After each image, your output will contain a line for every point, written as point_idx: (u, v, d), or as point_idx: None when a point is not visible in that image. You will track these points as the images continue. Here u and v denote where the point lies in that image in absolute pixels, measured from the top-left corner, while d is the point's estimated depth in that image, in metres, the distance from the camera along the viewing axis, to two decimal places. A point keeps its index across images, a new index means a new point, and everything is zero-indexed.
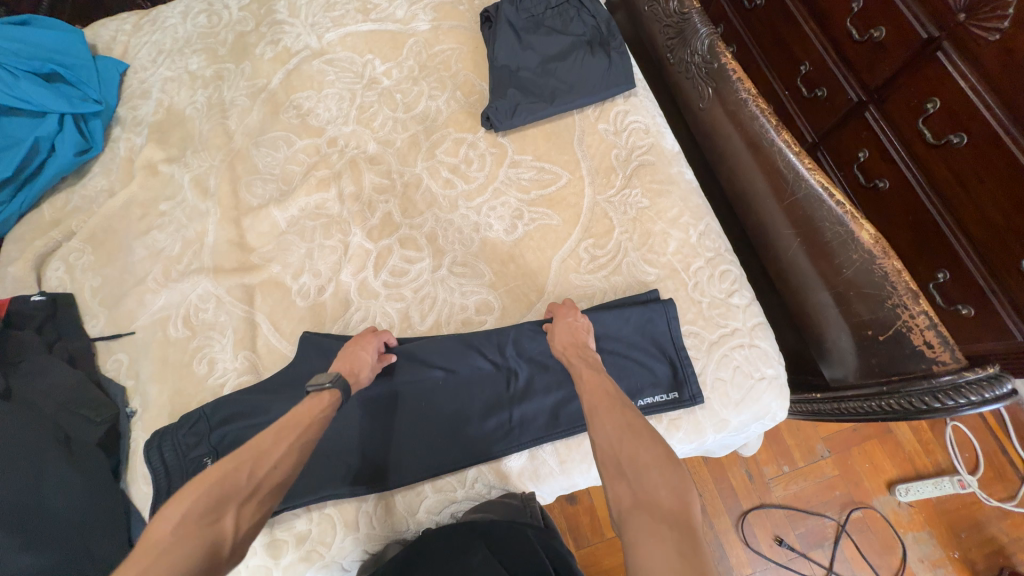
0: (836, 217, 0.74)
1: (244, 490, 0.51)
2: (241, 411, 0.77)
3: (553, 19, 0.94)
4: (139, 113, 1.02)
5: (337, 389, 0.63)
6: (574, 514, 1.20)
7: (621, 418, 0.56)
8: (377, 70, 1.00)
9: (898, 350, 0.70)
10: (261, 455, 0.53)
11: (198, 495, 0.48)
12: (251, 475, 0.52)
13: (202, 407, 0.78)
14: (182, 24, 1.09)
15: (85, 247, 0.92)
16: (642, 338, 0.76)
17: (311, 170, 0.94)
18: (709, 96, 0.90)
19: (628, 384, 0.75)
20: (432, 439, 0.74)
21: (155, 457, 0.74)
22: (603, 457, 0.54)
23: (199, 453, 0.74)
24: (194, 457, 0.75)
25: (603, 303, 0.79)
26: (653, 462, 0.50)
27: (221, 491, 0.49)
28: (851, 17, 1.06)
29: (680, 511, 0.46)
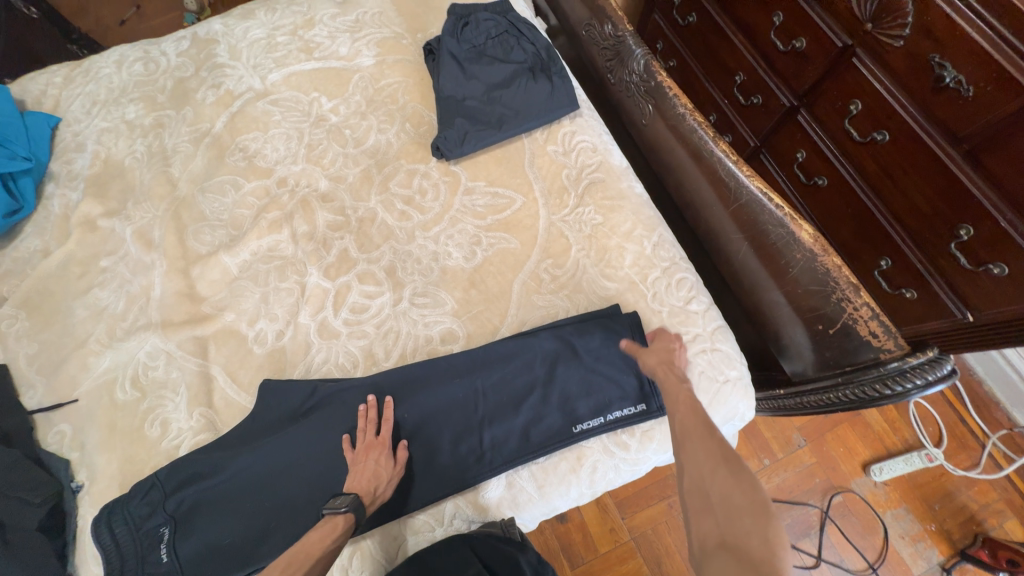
0: (777, 220, 0.77)
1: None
2: (201, 471, 0.73)
3: (494, 48, 0.96)
4: (74, 167, 0.97)
5: (349, 514, 0.63)
6: (565, 532, 1.19)
7: (715, 449, 0.56)
8: (324, 107, 1.00)
9: (848, 342, 0.73)
10: None
11: None
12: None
13: (155, 474, 0.73)
14: (116, 73, 1.06)
15: (19, 313, 0.86)
16: (607, 352, 0.76)
17: (261, 213, 0.91)
18: (649, 112, 0.94)
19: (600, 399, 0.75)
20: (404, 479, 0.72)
21: (104, 533, 0.69)
22: (690, 492, 0.54)
23: (155, 523, 0.70)
24: (150, 528, 0.70)
25: (569, 320, 0.79)
26: (746, 508, 0.49)
27: None
28: (774, 30, 1.13)
29: (771, 563, 0.45)
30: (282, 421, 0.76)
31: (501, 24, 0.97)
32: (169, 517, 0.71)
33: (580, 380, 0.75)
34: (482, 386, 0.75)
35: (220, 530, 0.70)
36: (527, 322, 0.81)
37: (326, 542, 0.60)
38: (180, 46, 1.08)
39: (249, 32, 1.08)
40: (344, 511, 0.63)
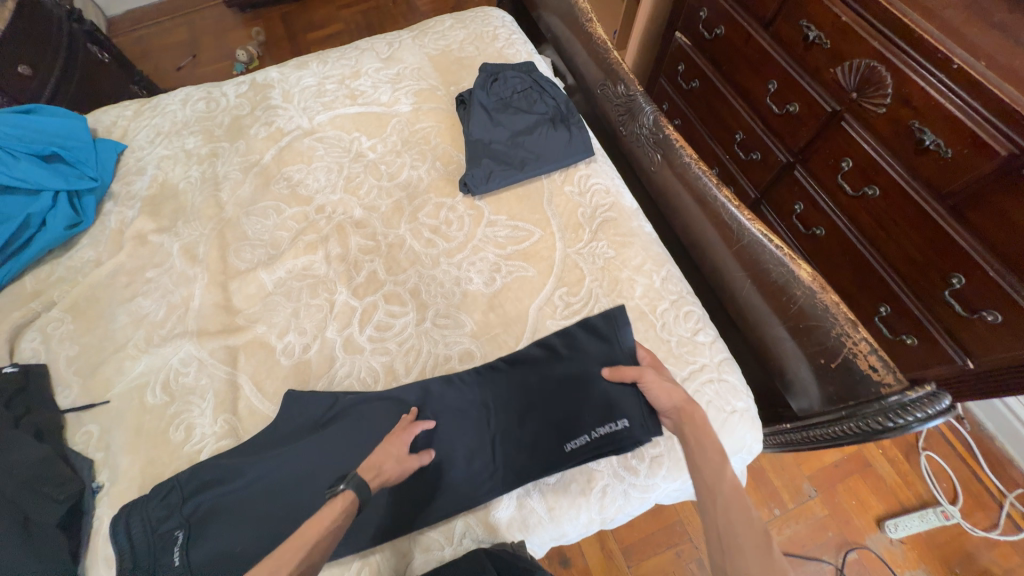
0: (778, 259, 0.83)
1: None
2: (218, 476, 0.75)
3: (519, 100, 1.07)
4: (133, 188, 1.07)
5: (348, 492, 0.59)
6: None
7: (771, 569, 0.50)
8: (363, 145, 1.10)
9: (850, 376, 0.76)
10: None
11: None
12: None
13: (176, 476, 0.75)
14: (181, 109, 1.19)
15: (66, 316, 0.92)
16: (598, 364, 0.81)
17: (300, 235, 0.99)
18: (658, 160, 1.03)
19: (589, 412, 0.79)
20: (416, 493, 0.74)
21: (121, 530, 0.70)
22: None
23: (171, 526, 0.71)
24: (166, 530, 0.71)
25: (557, 334, 0.84)
26: None
27: None
28: (770, 96, 1.25)
29: None
30: (299, 432, 0.78)
31: (527, 79, 1.09)
32: (184, 521, 0.72)
33: (574, 396, 0.79)
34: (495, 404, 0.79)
35: (233, 535, 0.71)
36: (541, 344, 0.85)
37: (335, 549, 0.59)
38: (240, 88, 1.22)
39: (302, 80, 1.21)
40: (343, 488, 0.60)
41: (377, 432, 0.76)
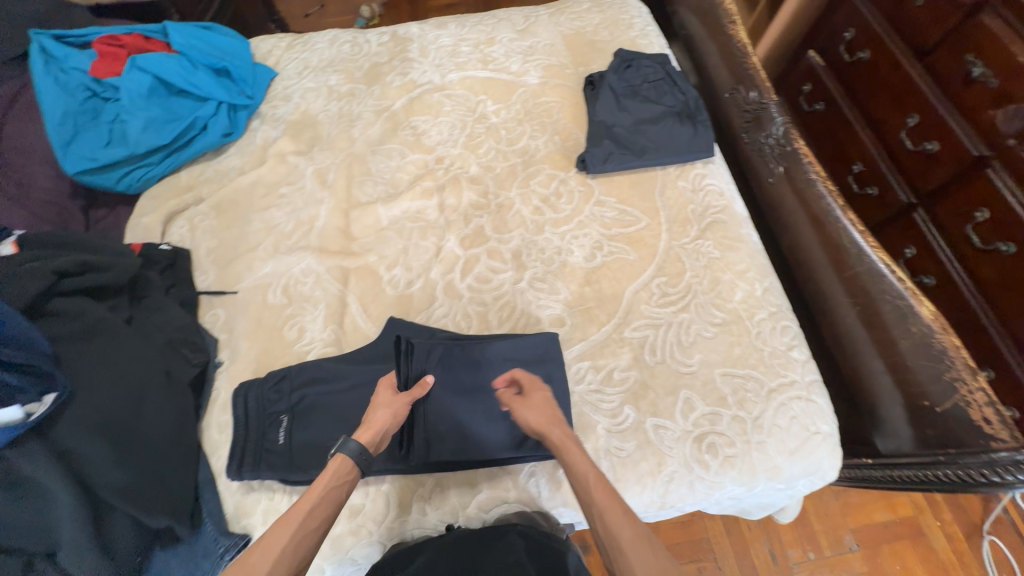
0: (897, 292, 0.80)
1: None
2: (321, 376, 0.82)
3: (648, 90, 1.08)
4: (278, 111, 1.17)
5: (342, 454, 0.65)
6: None
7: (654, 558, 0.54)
8: (487, 109, 1.15)
9: (957, 424, 0.72)
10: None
11: None
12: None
13: (286, 368, 0.83)
14: (328, 48, 1.28)
15: (210, 212, 1.03)
16: (486, 362, 0.82)
17: (418, 180, 1.06)
18: (778, 173, 1.01)
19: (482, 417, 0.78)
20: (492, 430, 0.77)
21: (240, 403, 0.80)
22: None
23: (277, 409, 0.79)
24: (272, 413, 0.80)
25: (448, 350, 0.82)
26: None
27: None
28: (906, 130, 1.19)
29: None
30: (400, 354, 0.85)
31: (659, 71, 1.10)
32: (289, 408, 0.80)
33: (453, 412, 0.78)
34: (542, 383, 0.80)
35: (326, 431, 0.78)
36: (631, 325, 0.87)
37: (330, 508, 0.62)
38: (382, 38, 1.30)
39: (439, 39, 1.28)
40: (337, 452, 0.66)
41: (468, 371, 0.81)
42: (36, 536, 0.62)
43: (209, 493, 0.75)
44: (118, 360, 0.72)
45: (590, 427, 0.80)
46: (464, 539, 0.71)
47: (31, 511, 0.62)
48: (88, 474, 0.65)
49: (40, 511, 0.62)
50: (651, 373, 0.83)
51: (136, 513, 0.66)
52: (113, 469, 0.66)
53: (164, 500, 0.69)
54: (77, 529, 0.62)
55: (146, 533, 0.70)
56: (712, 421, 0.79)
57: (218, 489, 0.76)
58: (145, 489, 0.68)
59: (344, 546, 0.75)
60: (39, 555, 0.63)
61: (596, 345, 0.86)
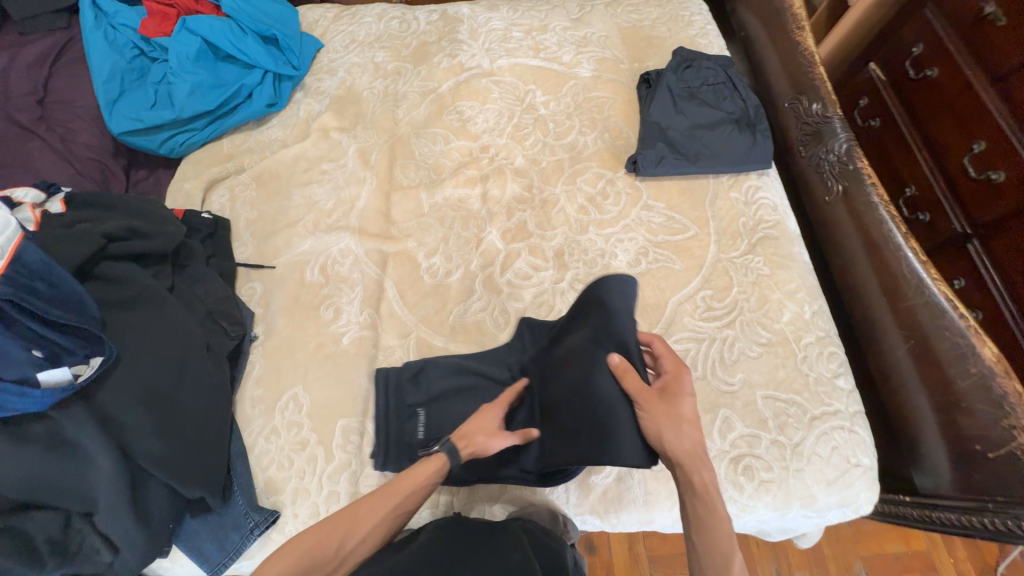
0: (957, 329, 0.76)
1: (327, 561, 0.57)
2: (454, 370, 0.80)
3: (707, 93, 1.04)
4: (323, 84, 1.14)
5: (442, 455, 0.65)
6: None
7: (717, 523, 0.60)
8: (536, 99, 1.12)
9: (1009, 473, 0.70)
10: (351, 526, 0.59)
11: (296, 556, 0.56)
12: (340, 546, 0.58)
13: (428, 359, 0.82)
14: (376, 23, 1.25)
15: (251, 184, 1.02)
16: (560, 358, 0.74)
17: (462, 167, 1.04)
18: (837, 192, 0.97)
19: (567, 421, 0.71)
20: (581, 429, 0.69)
21: (381, 390, 0.80)
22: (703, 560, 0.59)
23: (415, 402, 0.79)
24: (408, 404, 0.80)
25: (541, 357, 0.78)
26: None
27: (310, 560, 0.56)
28: (970, 156, 1.12)
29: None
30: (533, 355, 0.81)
31: (720, 74, 1.06)
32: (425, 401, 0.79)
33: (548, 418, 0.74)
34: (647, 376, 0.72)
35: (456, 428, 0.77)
36: (671, 336, 0.85)
37: (422, 480, 0.64)
38: (431, 16, 1.26)
39: (491, 22, 1.23)
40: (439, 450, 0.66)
41: (566, 363, 0.73)
42: (73, 496, 0.62)
43: (241, 466, 0.76)
44: (161, 330, 0.72)
45: None
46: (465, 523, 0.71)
47: (70, 473, 0.62)
48: (128, 440, 0.65)
49: (79, 473, 0.62)
50: (691, 388, 0.81)
51: (173, 482, 0.67)
52: (152, 438, 0.66)
53: (199, 473, 0.70)
54: (116, 494, 0.63)
55: (180, 501, 0.71)
56: (750, 443, 0.77)
57: (249, 464, 0.77)
58: (181, 459, 0.68)
59: None
60: (76, 514, 0.63)
61: None
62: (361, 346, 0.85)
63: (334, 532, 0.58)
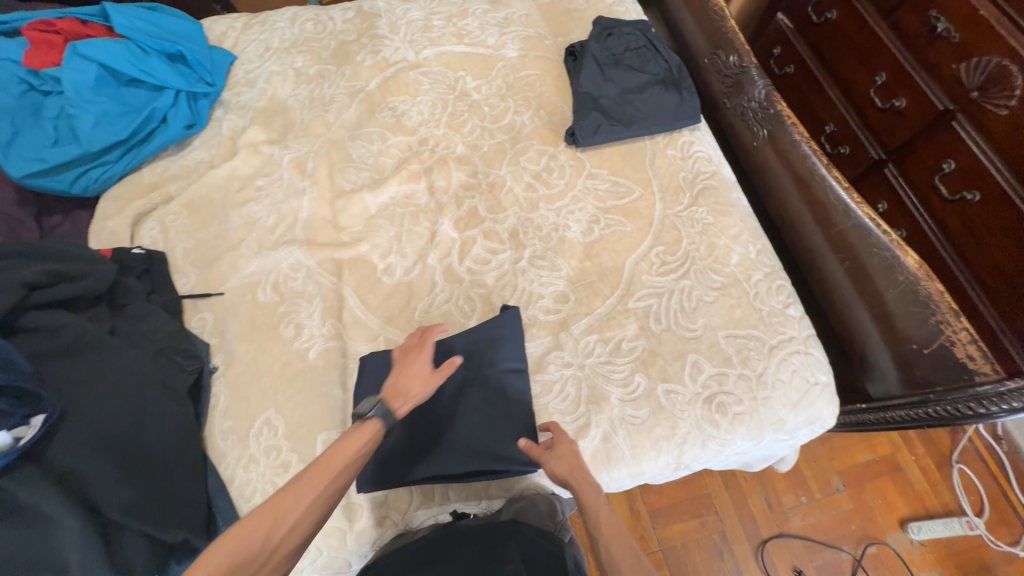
0: (882, 244, 0.84)
1: (259, 558, 0.51)
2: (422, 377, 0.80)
3: (631, 58, 1.07)
4: (243, 98, 1.09)
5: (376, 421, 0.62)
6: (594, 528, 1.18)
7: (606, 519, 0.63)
8: (467, 85, 1.11)
9: (942, 363, 0.78)
10: (280, 519, 0.53)
11: (224, 559, 0.50)
12: (270, 540, 0.52)
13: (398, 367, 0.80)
14: (289, 27, 1.20)
15: (182, 211, 0.96)
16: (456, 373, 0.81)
17: (403, 164, 1.02)
18: (763, 137, 1.02)
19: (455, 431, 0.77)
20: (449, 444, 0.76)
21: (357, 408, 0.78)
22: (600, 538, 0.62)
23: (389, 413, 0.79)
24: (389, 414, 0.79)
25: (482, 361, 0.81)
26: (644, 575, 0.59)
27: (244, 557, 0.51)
28: (874, 88, 1.21)
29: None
30: (495, 350, 0.82)
31: (640, 38, 1.09)
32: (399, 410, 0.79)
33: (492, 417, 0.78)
34: (506, 367, 0.81)
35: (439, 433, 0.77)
36: (633, 296, 0.88)
37: (356, 448, 0.60)
38: (347, 15, 1.22)
39: (409, 13, 1.21)
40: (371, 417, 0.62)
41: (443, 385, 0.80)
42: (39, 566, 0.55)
43: (223, 501, 0.73)
44: (109, 376, 0.68)
45: (603, 398, 0.80)
46: (461, 538, 0.70)
47: (27, 542, 0.55)
48: (89, 494, 0.61)
49: (39, 544, 0.56)
50: (659, 341, 0.84)
51: (151, 529, 0.63)
52: (121, 487, 0.63)
53: (178, 515, 0.66)
54: (88, 551, 0.58)
55: (161, 548, 0.67)
56: (719, 381, 0.81)
57: (232, 497, 0.73)
58: (156, 502, 0.65)
59: (369, 539, 0.74)
60: None
61: (602, 318, 0.86)
62: (329, 358, 0.83)
63: (264, 519, 0.53)
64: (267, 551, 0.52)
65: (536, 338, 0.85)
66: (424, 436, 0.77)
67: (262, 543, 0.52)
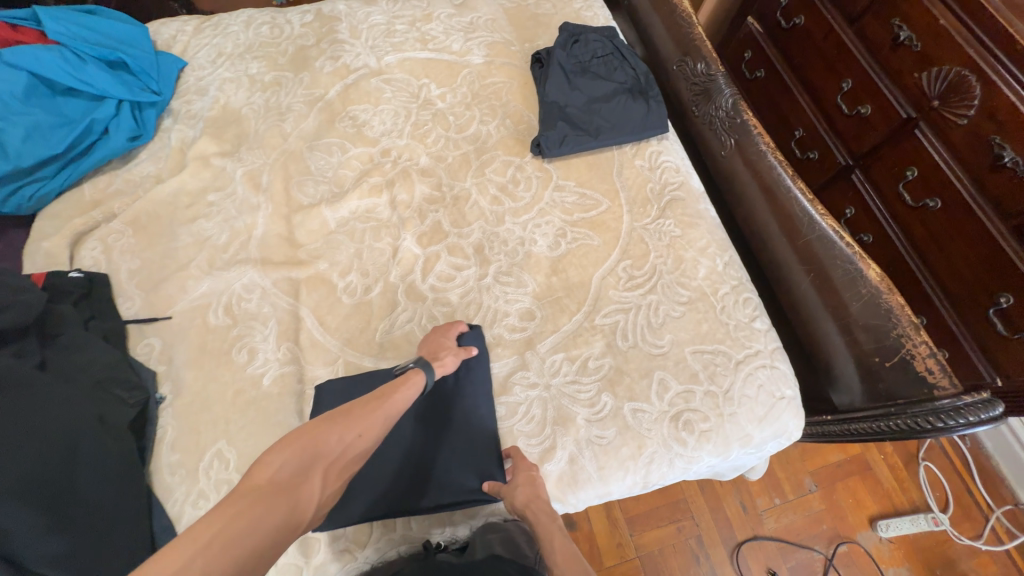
0: (846, 257, 0.84)
1: (330, 456, 0.53)
2: None
3: (598, 66, 1.05)
4: (194, 107, 1.04)
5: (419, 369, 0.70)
6: None
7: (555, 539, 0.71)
8: (432, 93, 1.08)
9: (903, 376, 0.78)
10: (349, 424, 0.56)
11: (295, 450, 0.51)
12: (340, 441, 0.54)
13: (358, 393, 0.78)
14: (243, 31, 1.14)
15: (126, 230, 0.91)
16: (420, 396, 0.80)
17: (364, 176, 0.98)
18: (730, 146, 1.01)
19: (419, 456, 0.76)
20: (413, 470, 0.75)
21: None
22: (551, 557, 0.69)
23: None
24: None
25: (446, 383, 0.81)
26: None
27: (315, 450, 0.52)
28: (841, 94, 1.22)
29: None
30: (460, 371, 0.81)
31: (608, 46, 1.07)
32: None
33: (456, 440, 0.77)
34: (471, 390, 0.80)
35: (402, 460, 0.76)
36: (600, 312, 0.86)
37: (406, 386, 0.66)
38: (305, 18, 1.17)
39: (370, 17, 1.17)
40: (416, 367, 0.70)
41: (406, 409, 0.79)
42: None
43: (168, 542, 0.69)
44: (36, 417, 0.65)
45: (569, 419, 0.79)
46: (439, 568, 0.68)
47: None
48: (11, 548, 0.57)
49: None
50: (625, 358, 0.83)
51: None
52: (48, 537, 0.59)
53: (114, 562, 0.63)
54: None
55: None
56: (686, 398, 0.80)
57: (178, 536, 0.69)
58: (87, 550, 0.61)
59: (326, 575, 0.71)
60: None
61: (569, 336, 0.85)
62: (284, 384, 0.79)
63: (333, 428, 0.55)
64: (342, 450, 0.54)
65: (501, 358, 0.83)
66: (389, 466, 0.75)
67: (333, 447, 0.54)
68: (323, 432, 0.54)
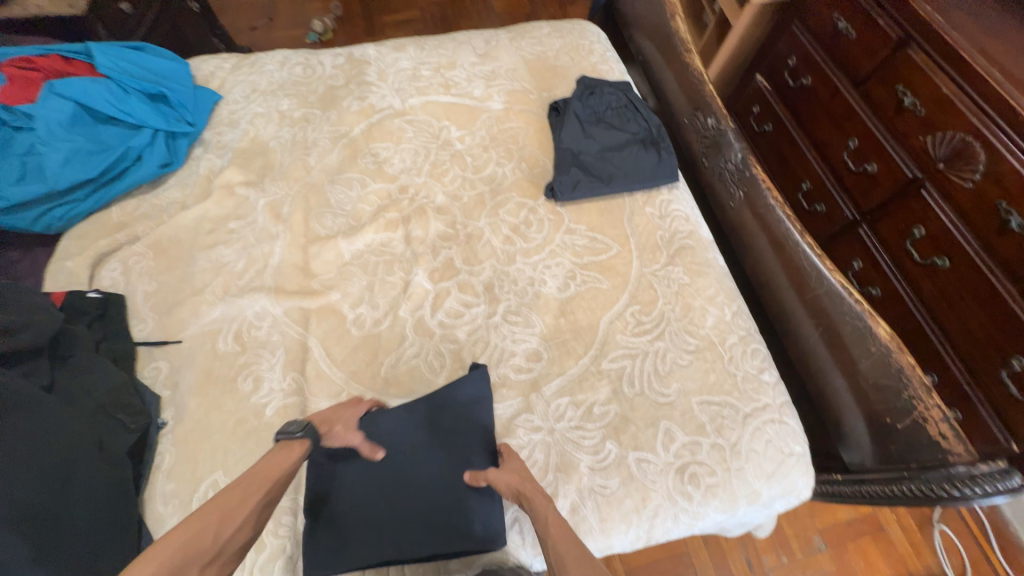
0: (854, 313, 0.82)
1: (208, 553, 0.48)
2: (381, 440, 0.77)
3: (612, 117, 1.10)
4: (225, 138, 1.09)
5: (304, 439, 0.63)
6: None
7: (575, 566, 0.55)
8: (451, 135, 1.13)
9: (915, 439, 0.76)
10: (226, 516, 0.51)
11: (171, 550, 0.46)
12: (216, 537, 0.49)
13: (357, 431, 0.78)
14: (278, 70, 1.21)
15: (148, 252, 0.93)
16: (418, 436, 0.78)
17: (381, 211, 1.01)
18: (739, 198, 1.04)
19: (415, 501, 0.74)
20: (408, 516, 0.72)
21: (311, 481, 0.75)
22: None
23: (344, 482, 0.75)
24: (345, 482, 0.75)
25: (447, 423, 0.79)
26: None
27: (191, 550, 0.47)
28: (847, 152, 1.26)
29: None
30: (460, 411, 0.80)
31: (622, 99, 1.12)
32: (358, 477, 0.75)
33: (454, 483, 0.75)
34: (473, 431, 0.78)
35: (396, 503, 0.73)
36: (606, 356, 0.86)
37: (285, 463, 0.59)
38: (337, 60, 1.24)
39: (398, 62, 1.24)
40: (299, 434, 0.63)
41: (404, 448, 0.77)
42: None
43: None
44: (36, 437, 0.64)
45: (572, 466, 0.77)
46: None
47: None
48: None
49: None
50: (631, 406, 0.82)
51: None
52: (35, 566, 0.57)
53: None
54: None
55: None
56: (692, 450, 0.79)
57: None
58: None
59: None
60: None
61: (575, 379, 0.84)
62: (286, 416, 0.79)
63: (206, 522, 0.49)
64: (218, 545, 0.49)
65: (506, 399, 0.83)
66: (384, 511, 0.73)
67: (208, 544, 0.48)
68: (189, 528, 0.48)
